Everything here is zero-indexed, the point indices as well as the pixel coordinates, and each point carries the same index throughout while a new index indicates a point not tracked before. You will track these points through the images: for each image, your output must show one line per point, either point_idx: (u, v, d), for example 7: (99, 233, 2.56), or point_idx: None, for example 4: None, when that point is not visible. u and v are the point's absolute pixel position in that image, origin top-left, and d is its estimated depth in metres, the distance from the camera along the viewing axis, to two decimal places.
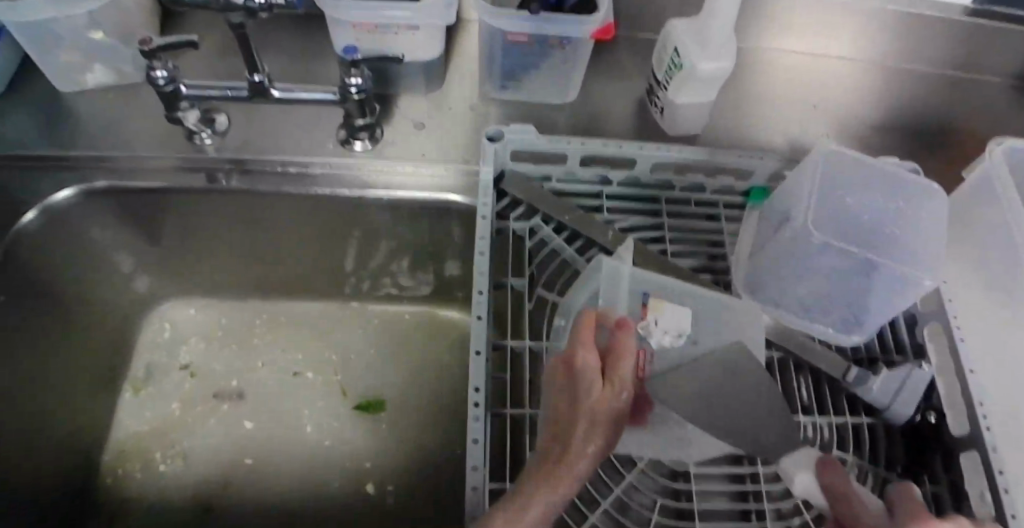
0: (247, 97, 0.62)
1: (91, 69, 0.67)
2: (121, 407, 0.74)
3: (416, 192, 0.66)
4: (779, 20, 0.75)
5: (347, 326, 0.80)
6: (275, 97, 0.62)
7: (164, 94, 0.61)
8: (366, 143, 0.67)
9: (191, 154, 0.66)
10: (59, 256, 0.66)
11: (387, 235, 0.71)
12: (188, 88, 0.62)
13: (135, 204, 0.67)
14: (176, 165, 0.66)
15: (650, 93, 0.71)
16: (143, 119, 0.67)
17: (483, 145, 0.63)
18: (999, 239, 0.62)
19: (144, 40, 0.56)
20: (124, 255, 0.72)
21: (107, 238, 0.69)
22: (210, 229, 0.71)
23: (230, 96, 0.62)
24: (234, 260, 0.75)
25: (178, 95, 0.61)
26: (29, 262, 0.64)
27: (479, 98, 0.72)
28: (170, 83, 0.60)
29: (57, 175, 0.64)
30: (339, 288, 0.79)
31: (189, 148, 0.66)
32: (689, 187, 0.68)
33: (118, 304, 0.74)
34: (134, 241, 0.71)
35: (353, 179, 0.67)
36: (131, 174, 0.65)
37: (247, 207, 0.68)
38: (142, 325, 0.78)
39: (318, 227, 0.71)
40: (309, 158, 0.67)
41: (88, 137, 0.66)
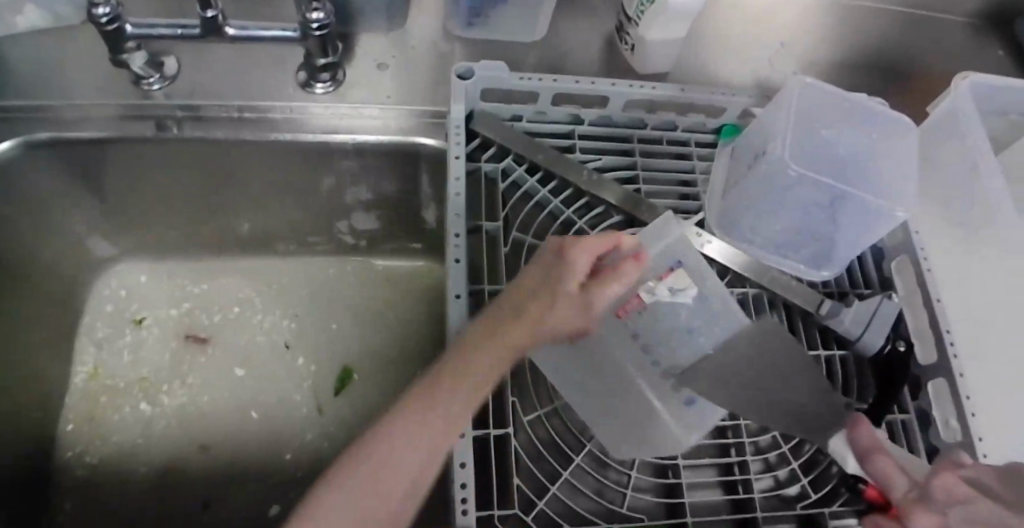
0: (200, 36, 0.58)
1: (22, 11, 0.62)
2: (80, 372, 0.71)
3: (382, 135, 0.64)
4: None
5: (314, 281, 0.78)
6: (231, 35, 0.58)
7: (108, 34, 0.56)
8: (328, 85, 0.64)
9: (139, 102, 0.62)
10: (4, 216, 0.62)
11: (353, 184, 0.69)
12: (133, 28, 0.57)
13: (80, 158, 0.62)
14: (121, 113, 0.62)
15: (619, 30, 0.69)
16: (83, 64, 0.63)
17: (453, 83, 0.61)
18: (964, 172, 0.62)
19: None
20: (74, 214, 0.67)
21: (52, 197, 0.65)
22: (166, 182, 0.67)
23: (182, 36, 0.57)
24: (190, 214, 0.72)
25: (123, 35, 0.57)
26: None
27: (442, 36, 0.69)
28: (113, 21, 0.55)
29: None
30: (303, 241, 0.77)
31: (139, 94, 0.62)
32: (661, 126, 0.67)
33: (71, 265, 0.71)
34: (82, 196, 0.66)
35: (315, 124, 0.64)
36: (74, 125, 0.61)
37: (204, 157, 0.65)
38: (97, 287, 0.74)
39: (281, 179, 0.68)
40: (268, 103, 0.63)
41: (24, 86, 0.61)
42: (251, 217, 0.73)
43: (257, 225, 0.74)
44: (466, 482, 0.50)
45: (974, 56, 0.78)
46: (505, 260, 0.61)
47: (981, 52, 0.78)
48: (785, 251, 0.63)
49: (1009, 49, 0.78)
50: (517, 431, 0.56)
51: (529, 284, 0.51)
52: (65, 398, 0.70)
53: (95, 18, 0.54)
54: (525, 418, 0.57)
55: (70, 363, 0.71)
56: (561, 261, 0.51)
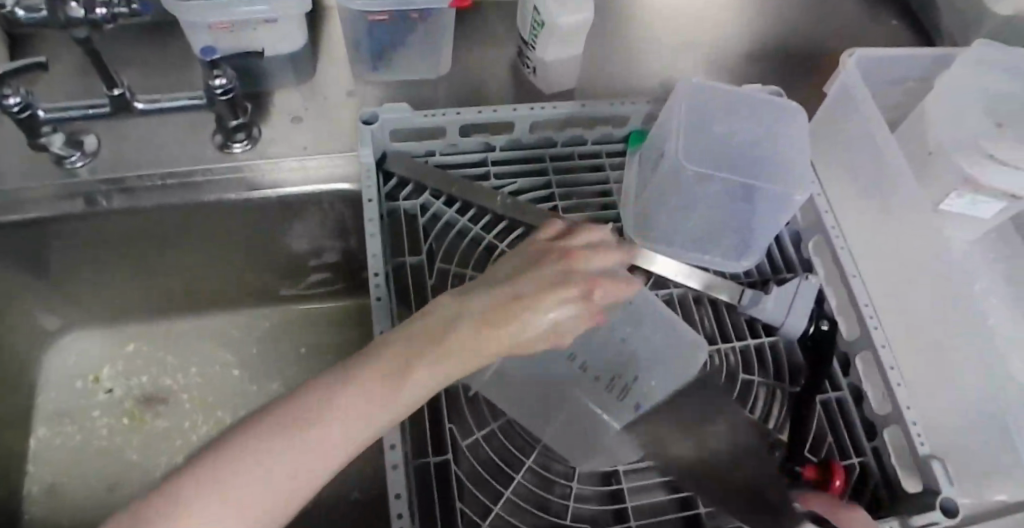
0: (110, 114, 0.61)
1: None
2: (39, 448, 0.73)
3: (304, 185, 0.66)
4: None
5: (263, 331, 0.80)
6: (141, 109, 0.62)
7: (22, 122, 0.59)
8: (246, 144, 0.67)
9: (65, 180, 0.65)
10: None
11: (287, 235, 0.71)
12: (46, 113, 0.60)
13: (12, 240, 0.64)
14: (53, 194, 0.64)
15: (521, 55, 0.71)
16: (6, 153, 0.65)
17: (359, 130, 0.62)
18: (866, 147, 0.64)
19: None
20: (13, 297, 0.69)
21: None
22: (106, 251, 0.69)
23: (92, 116, 0.61)
24: (132, 280, 0.74)
25: (36, 121, 0.60)
26: None
27: (353, 82, 0.71)
28: (25, 109, 0.58)
29: None
30: (249, 293, 0.79)
31: (65, 174, 0.65)
32: (570, 141, 0.69)
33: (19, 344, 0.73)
34: (22, 278, 0.69)
35: (239, 182, 0.66)
36: (4, 209, 0.63)
37: (134, 226, 0.67)
38: (51, 363, 0.76)
39: (217, 237, 0.70)
40: (189, 168, 0.66)
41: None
42: (195, 277, 0.75)
43: (201, 282, 0.76)
44: (402, 510, 0.50)
45: (873, 39, 0.80)
46: (431, 291, 0.63)
47: (879, 32, 0.80)
48: (703, 247, 0.65)
49: (905, 22, 0.81)
50: (457, 458, 0.58)
51: (512, 301, 0.46)
52: (25, 475, 0.71)
53: (7, 110, 0.57)
54: (465, 443, 0.58)
55: (24, 437, 0.72)
56: (557, 263, 0.49)
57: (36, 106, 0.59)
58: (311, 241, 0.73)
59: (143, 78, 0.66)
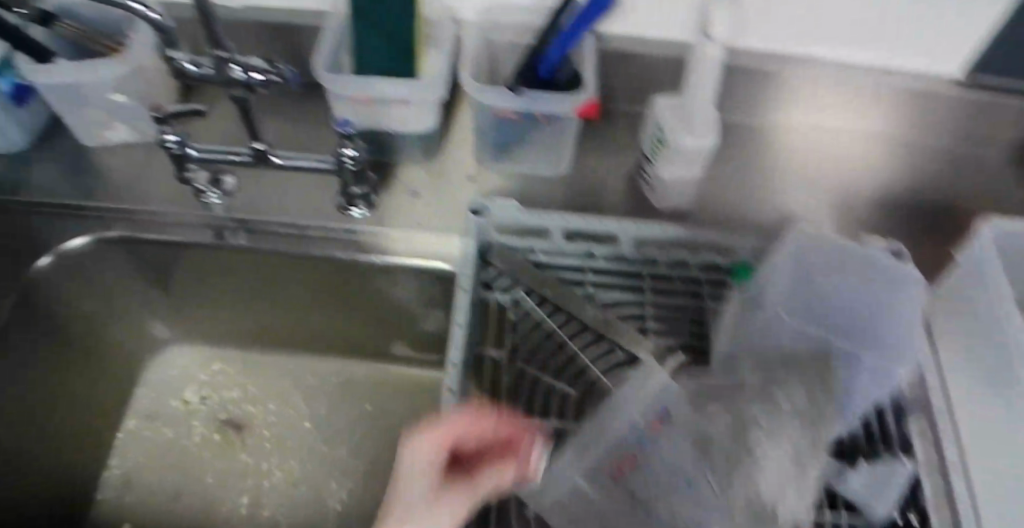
0: (251, 163, 0.66)
1: (113, 128, 0.74)
2: (125, 442, 0.79)
3: (407, 257, 0.69)
4: (766, 94, 0.75)
5: (343, 378, 0.84)
6: (277, 164, 0.66)
7: (173, 156, 0.65)
8: (363, 209, 0.70)
9: (202, 213, 0.71)
10: (74, 295, 0.74)
11: (382, 298, 0.75)
12: (196, 152, 0.66)
13: (146, 253, 0.73)
14: (189, 221, 0.71)
15: (639, 168, 0.71)
16: (160, 180, 0.74)
17: (467, 219, 0.65)
18: (988, 328, 0.59)
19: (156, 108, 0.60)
20: (139, 297, 0.79)
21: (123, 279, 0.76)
22: (222, 279, 0.76)
23: (235, 162, 0.66)
24: (238, 308, 0.80)
25: (186, 158, 0.66)
26: (44, 299, 0.71)
27: (473, 167, 0.73)
28: (179, 147, 0.64)
29: (76, 226, 0.72)
30: (338, 342, 0.83)
31: (202, 207, 0.71)
32: (673, 263, 0.68)
33: (133, 342, 0.81)
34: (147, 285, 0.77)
35: (349, 242, 0.70)
36: (147, 227, 0.71)
37: (249, 263, 0.73)
38: (154, 366, 0.83)
39: (319, 287, 0.75)
40: (308, 221, 0.70)
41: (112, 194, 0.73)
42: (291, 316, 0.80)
43: (297, 322, 0.81)
44: None
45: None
46: (505, 388, 0.62)
47: None
48: None
49: None
50: None
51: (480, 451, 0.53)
52: (108, 466, 0.78)
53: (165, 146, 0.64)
54: None
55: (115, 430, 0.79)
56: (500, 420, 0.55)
57: (190, 147, 0.65)
58: (403, 307, 0.76)
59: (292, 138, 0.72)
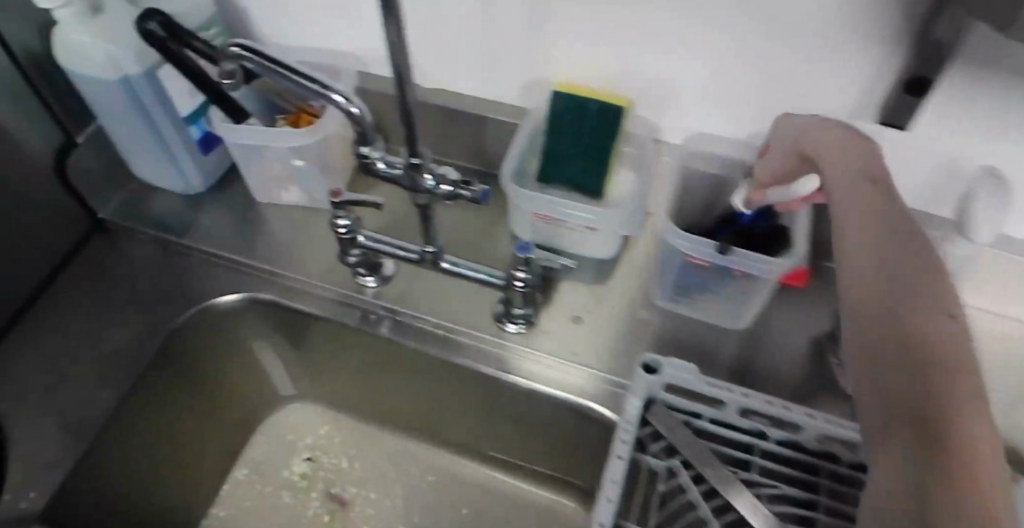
0: (416, 260, 0.62)
1: (287, 189, 0.74)
2: (226, 493, 0.78)
3: (555, 389, 0.63)
4: (996, 289, 0.64)
5: (452, 476, 0.78)
6: (443, 268, 0.62)
7: (342, 239, 0.63)
8: (521, 327, 0.65)
9: (354, 293, 0.69)
10: (213, 344, 0.73)
11: (517, 415, 0.70)
12: (365, 239, 0.63)
13: (290, 318, 0.71)
14: (340, 298, 0.69)
15: (834, 341, 0.63)
16: (320, 248, 0.73)
17: (637, 375, 0.56)
18: None
19: (336, 192, 0.59)
20: (271, 355, 0.77)
21: (261, 336, 0.75)
22: (358, 356, 0.73)
23: (401, 256, 0.63)
24: (365, 384, 0.77)
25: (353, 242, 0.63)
26: (184, 344, 0.71)
27: (641, 301, 0.68)
28: (348, 232, 0.62)
29: (232, 279, 0.72)
30: (457, 438, 0.79)
31: (356, 288, 0.69)
32: (858, 464, 0.58)
33: (257, 393, 0.80)
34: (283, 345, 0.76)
35: (496, 357, 0.65)
36: (296, 294, 0.70)
37: (388, 351, 0.70)
38: (273, 420, 0.83)
39: (455, 389, 0.70)
40: (458, 325, 0.66)
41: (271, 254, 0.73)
42: (419, 404, 0.76)
43: (421, 410, 0.77)
44: None
45: None
46: None
47: None
48: None
49: None
50: None
51: None
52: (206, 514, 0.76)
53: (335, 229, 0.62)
54: None
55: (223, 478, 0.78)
56: None
57: (360, 233, 0.63)
58: (538, 429, 0.70)
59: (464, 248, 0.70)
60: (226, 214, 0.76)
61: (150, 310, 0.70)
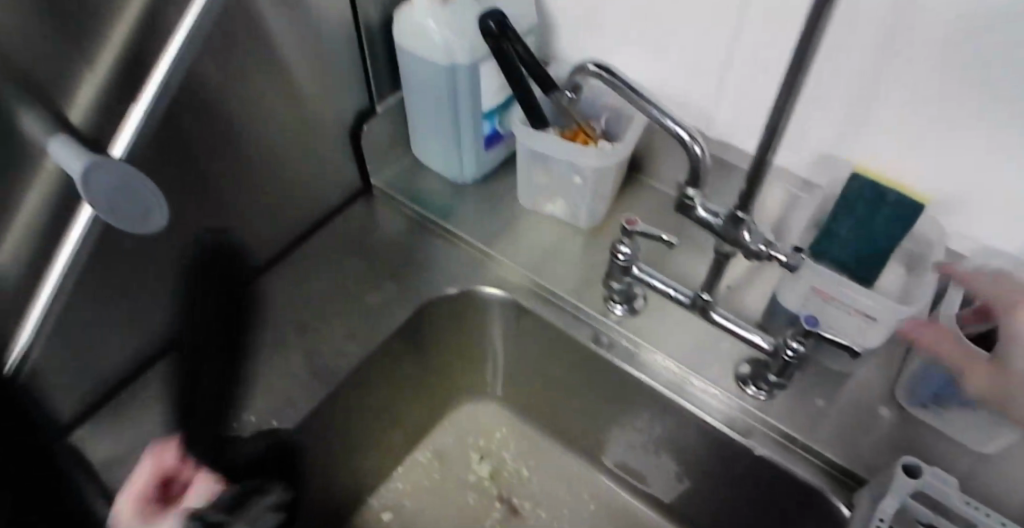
0: (686, 305, 0.65)
1: (554, 202, 0.79)
2: (411, 464, 0.83)
3: (789, 465, 0.63)
4: None
5: (623, 514, 0.81)
6: (712, 318, 0.64)
7: (616, 266, 0.67)
8: (762, 395, 0.66)
9: (598, 315, 0.72)
10: (445, 331, 0.78)
11: (720, 478, 0.71)
12: (639, 269, 0.66)
13: (525, 326, 0.75)
14: (580, 316, 0.73)
15: None
16: (567, 265, 0.77)
17: (897, 471, 0.56)
18: None
19: (631, 220, 0.63)
20: (487, 351, 0.80)
21: (486, 333, 0.79)
22: (573, 378, 0.76)
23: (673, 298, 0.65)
24: (567, 402, 0.80)
25: (627, 271, 0.66)
26: (424, 325, 0.75)
27: (879, 399, 0.67)
28: (626, 261, 0.66)
29: (480, 274, 0.77)
30: (639, 477, 0.80)
31: (602, 310, 0.72)
32: None
33: (460, 382, 0.85)
34: (501, 346, 0.79)
35: (730, 418, 0.66)
36: (540, 306, 0.74)
37: (613, 383, 0.72)
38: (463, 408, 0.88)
39: (667, 435, 0.72)
40: (698, 377, 0.67)
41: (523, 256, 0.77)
42: (617, 437, 0.78)
43: (613, 442, 0.79)
44: None
45: None
46: None
47: None
48: None
49: None
50: None
51: None
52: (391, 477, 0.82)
53: (614, 254, 0.66)
54: None
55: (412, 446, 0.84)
56: None
57: (636, 263, 0.66)
58: (743, 497, 0.70)
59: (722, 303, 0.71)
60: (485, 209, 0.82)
61: (403, 281, 0.76)
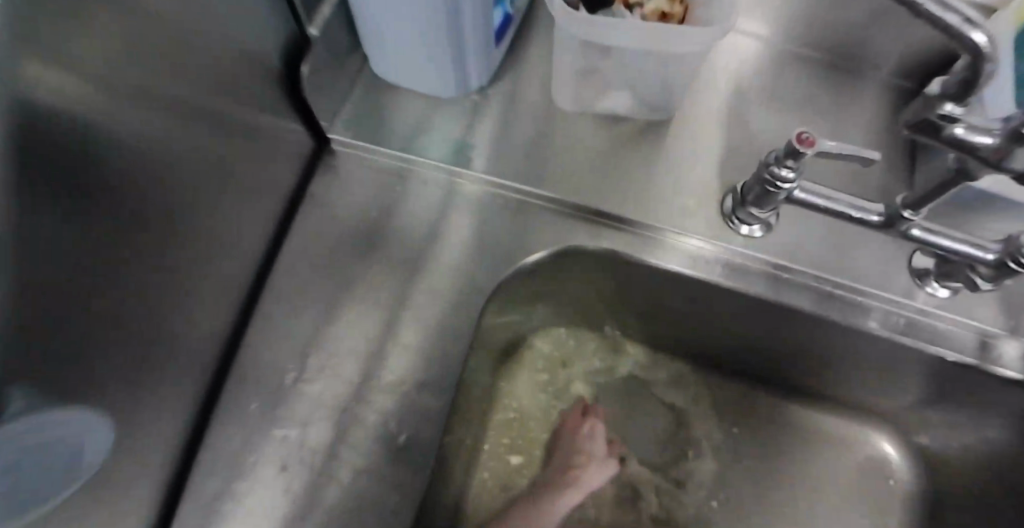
0: (875, 226, 0.50)
1: (610, 95, 0.59)
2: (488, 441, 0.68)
3: (978, 360, 0.55)
4: None
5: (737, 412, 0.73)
6: (911, 234, 0.49)
7: (769, 194, 0.51)
8: (946, 292, 0.55)
9: (724, 237, 0.57)
10: (507, 298, 0.61)
11: (880, 366, 0.61)
12: (804, 194, 0.51)
13: (612, 265, 0.59)
14: (697, 241, 0.57)
15: None
16: (647, 174, 0.59)
17: None
18: None
19: (801, 138, 0.46)
20: (556, 295, 0.66)
21: (561, 279, 0.63)
22: (681, 305, 0.62)
23: (855, 219, 0.50)
24: (666, 326, 0.67)
25: (785, 198, 0.51)
26: (492, 306, 0.59)
27: None
28: (787, 187, 0.50)
29: (543, 218, 0.58)
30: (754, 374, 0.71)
31: (725, 231, 0.57)
32: None
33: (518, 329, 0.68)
34: (582, 285, 0.64)
35: (900, 325, 0.56)
36: (635, 243, 0.57)
37: (735, 306, 0.59)
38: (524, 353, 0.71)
39: (822, 345, 0.61)
40: (862, 285, 0.56)
41: (606, 180, 0.58)
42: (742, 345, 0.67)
43: (722, 350, 0.68)
44: None
45: None
46: None
47: None
48: None
49: None
50: None
51: None
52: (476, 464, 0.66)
53: (769, 177, 0.50)
54: None
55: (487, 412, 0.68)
56: None
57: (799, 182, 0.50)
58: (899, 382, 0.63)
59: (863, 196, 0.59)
60: (507, 126, 0.60)
61: (447, 256, 0.56)
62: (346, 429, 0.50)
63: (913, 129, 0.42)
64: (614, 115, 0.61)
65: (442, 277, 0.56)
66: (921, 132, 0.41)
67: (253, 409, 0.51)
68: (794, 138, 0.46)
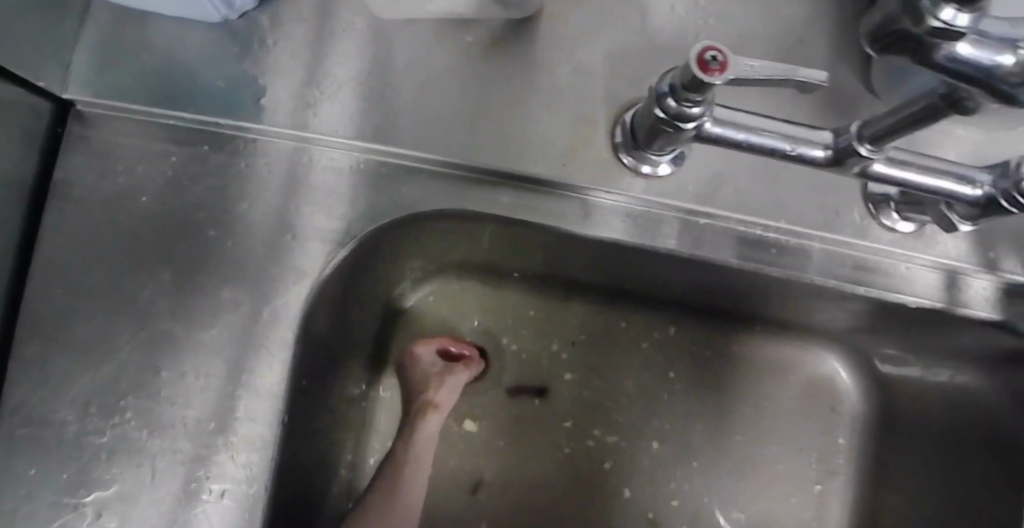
0: (821, 165, 0.36)
1: None
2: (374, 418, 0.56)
3: (935, 300, 0.46)
4: None
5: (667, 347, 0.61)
6: (873, 173, 0.36)
7: (672, 133, 0.37)
8: (910, 225, 0.45)
9: (621, 180, 0.44)
10: (358, 275, 0.49)
11: (823, 299, 0.50)
12: (718, 127, 0.36)
13: (486, 219, 0.47)
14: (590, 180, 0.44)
15: None
16: (512, 99, 0.44)
17: None
18: None
19: (715, 56, 0.31)
20: (427, 251, 0.53)
21: (427, 234, 0.50)
22: (582, 253, 0.51)
23: (790, 157, 0.36)
24: (570, 269, 0.55)
25: (694, 136, 0.36)
26: (335, 291, 0.47)
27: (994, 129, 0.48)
28: (694, 123, 0.35)
29: (388, 178, 0.45)
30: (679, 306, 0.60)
31: (629, 171, 0.44)
32: None
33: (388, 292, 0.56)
34: (457, 237, 0.51)
35: (846, 267, 0.46)
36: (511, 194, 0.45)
37: (643, 255, 0.48)
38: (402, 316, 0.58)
39: (753, 283, 0.50)
40: (803, 225, 0.44)
41: (465, 117, 0.44)
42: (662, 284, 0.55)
43: (639, 288, 0.57)
44: None
45: None
46: None
47: None
48: None
49: None
50: None
51: None
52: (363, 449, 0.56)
53: (665, 114, 0.35)
54: None
55: (369, 389, 0.56)
56: None
57: (709, 113, 0.35)
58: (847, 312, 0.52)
59: (802, 99, 0.44)
60: (322, 46, 0.45)
61: (262, 235, 0.44)
62: (164, 484, 0.41)
63: (879, 47, 0.29)
64: (459, 20, 0.45)
65: (264, 272, 0.43)
66: (892, 49, 0.29)
67: (32, 473, 0.40)
68: (693, 63, 0.31)
